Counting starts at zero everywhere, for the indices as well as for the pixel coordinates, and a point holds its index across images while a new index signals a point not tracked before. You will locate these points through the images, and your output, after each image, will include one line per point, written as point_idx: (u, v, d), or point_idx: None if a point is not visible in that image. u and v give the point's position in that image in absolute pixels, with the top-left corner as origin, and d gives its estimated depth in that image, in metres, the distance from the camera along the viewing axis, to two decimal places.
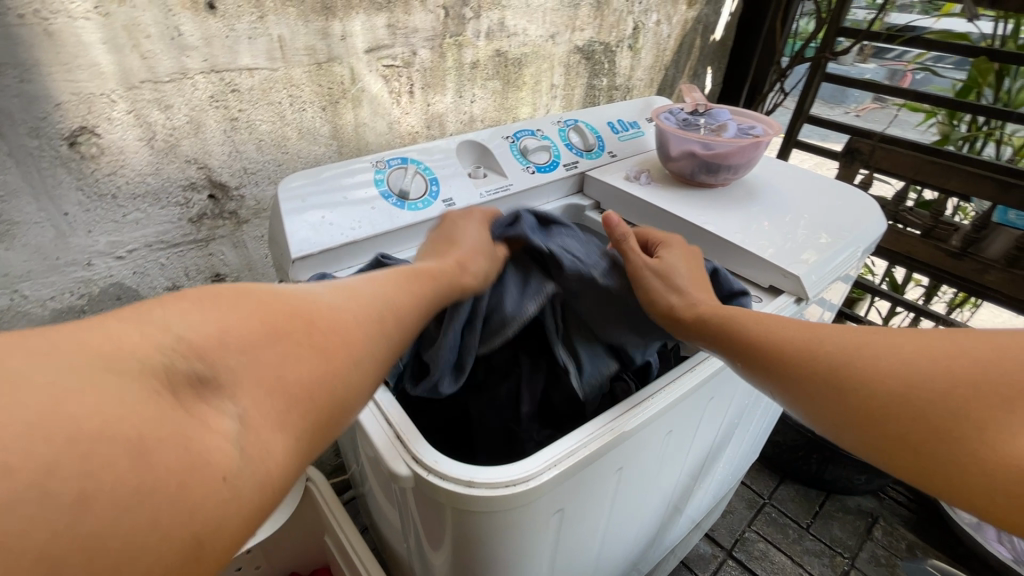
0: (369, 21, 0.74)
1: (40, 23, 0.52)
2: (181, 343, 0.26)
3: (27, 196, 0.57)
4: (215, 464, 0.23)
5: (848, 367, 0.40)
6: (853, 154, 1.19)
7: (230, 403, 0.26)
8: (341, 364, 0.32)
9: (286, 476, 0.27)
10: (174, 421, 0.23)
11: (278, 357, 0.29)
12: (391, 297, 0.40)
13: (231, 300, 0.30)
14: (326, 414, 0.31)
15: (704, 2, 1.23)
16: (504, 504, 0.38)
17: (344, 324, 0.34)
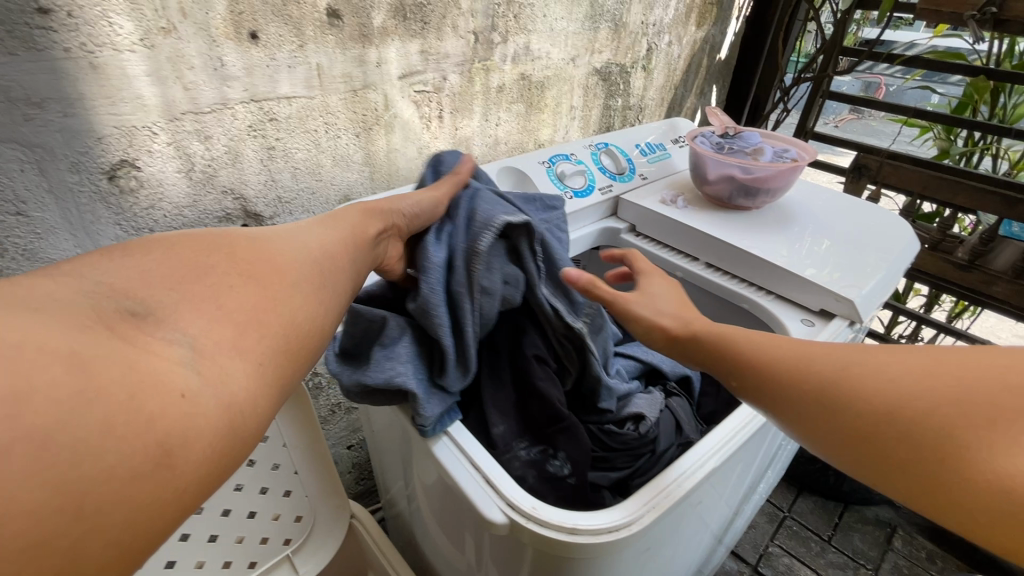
0: (403, 47, 0.73)
1: (85, 57, 0.50)
2: (99, 287, 0.30)
3: (65, 232, 0.56)
4: (170, 383, 0.27)
5: (833, 385, 0.39)
6: (860, 170, 1.22)
7: (175, 333, 0.29)
8: (279, 291, 0.35)
9: (250, 401, 0.30)
10: (116, 347, 0.27)
11: (206, 289, 0.32)
12: (327, 241, 0.43)
13: (167, 246, 0.34)
14: (286, 338, 0.34)
15: (711, 23, 1.25)
16: (606, 549, 0.40)
17: (269, 250, 0.38)
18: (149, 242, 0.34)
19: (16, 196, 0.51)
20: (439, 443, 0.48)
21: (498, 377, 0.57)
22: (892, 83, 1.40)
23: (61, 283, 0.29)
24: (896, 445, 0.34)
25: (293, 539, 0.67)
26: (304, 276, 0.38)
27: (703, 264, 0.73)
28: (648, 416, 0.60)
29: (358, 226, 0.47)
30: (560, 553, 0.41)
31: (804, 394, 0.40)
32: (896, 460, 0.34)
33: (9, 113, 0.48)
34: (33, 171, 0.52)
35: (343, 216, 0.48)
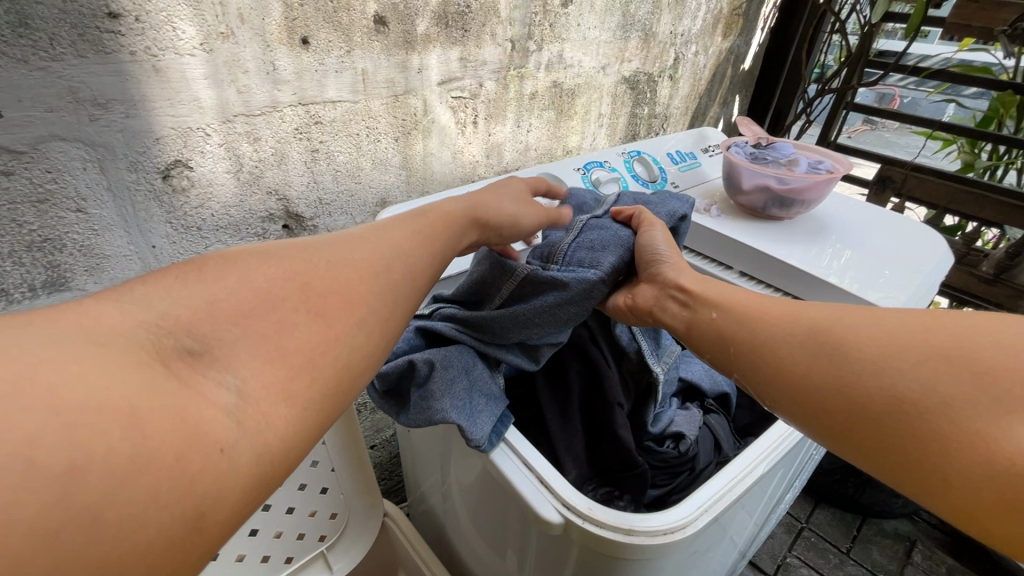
0: (444, 54, 0.75)
1: (150, 60, 0.52)
2: (164, 320, 0.28)
3: (119, 230, 0.57)
4: (213, 437, 0.25)
5: (856, 379, 0.39)
6: (886, 183, 1.23)
7: (226, 374, 0.27)
8: (344, 327, 0.32)
9: (286, 451, 0.28)
10: (167, 392, 0.25)
11: (269, 328, 0.30)
12: (409, 263, 0.40)
13: (245, 264, 0.32)
14: (338, 385, 0.31)
15: (737, 34, 1.26)
16: (658, 551, 0.41)
17: (348, 283, 0.34)
18: (212, 256, 0.32)
19: (77, 193, 0.53)
20: (498, 452, 0.48)
21: (570, 422, 0.60)
22: (907, 95, 1.38)
23: (125, 311, 0.27)
24: (895, 429, 0.36)
25: (328, 536, 0.68)
26: (376, 312, 0.35)
27: (737, 273, 0.74)
28: (688, 435, 0.62)
29: (452, 233, 0.47)
30: (619, 555, 0.41)
31: (800, 378, 0.41)
32: (900, 443, 0.35)
33: (76, 113, 0.50)
34: (94, 170, 0.53)
35: (438, 217, 0.47)
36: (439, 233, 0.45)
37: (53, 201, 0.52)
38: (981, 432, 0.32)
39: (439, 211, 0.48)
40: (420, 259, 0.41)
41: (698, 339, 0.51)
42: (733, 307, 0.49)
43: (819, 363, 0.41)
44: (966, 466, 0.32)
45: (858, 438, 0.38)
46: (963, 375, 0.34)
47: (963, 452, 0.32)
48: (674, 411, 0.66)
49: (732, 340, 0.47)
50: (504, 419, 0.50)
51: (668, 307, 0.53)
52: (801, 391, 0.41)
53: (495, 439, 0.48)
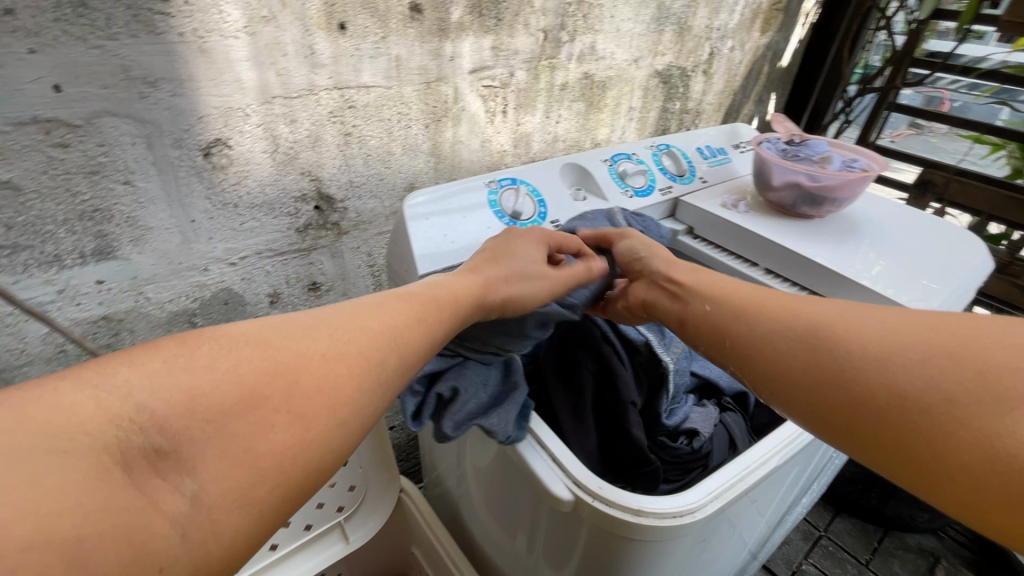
0: (476, 43, 0.76)
1: (196, 42, 0.54)
2: (138, 416, 0.27)
3: (162, 204, 0.60)
4: (157, 554, 0.25)
5: (855, 369, 0.38)
6: (926, 185, 1.20)
7: (187, 480, 0.27)
8: (322, 433, 0.32)
9: (231, 551, 0.28)
10: (124, 506, 0.25)
11: (246, 430, 0.29)
12: (405, 357, 0.38)
13: (234, 355, 0.31)
14: (296, 488, 0.31)
15: (776, 30, 1.24)
16: (668, 533, 0.41)
17: (334, 381, 0.33)
18: (202, 337, 0.32)
19: (125, 167, 0.56)
20: (525, 443, 0.47)
21: (581, 418, 0.59)
22: (957, 99, 1.32)
23: (96, 398, 0.27)
24: (898, 424, 0.35)
25: (345, 508, 0.70)
26: (357, 410, 0.34)
27: (762, 270, 0.73)
28: (702, 432, 0.62)
29: (450, 325, 0.44)
30: (630, 536, 0.42)
31: (796, 373, 0.42)
32: (905, 446, 0.35)
33: (128, 90, 0.53)
34: (142, 145, 0.56)
35: (445, 297, 0.44)
36: (444, 319, 0.43)
37: (104, 172, 0.55)
38: (983, 429, 0.32)
39: (446, 290, 0.45)
40: (418, 347, 0.40)
41: (689, 332, 0.51)
42: (734, 300, 0.49)
43: (814, 361, 0.41)
44: (965, 459, 0.32)
45: (863, 437, 0.37)
46: (968, 374, 0.34)
47: (967, 445, 0.32)
48: (690, 407, 0.66)
49: (732, 336, 0.47)
50: (525, 407, 0.50)
51: (658, 301, 0.55)
52: (805, 387, 0.41)
53: (521, 429, 0.48)
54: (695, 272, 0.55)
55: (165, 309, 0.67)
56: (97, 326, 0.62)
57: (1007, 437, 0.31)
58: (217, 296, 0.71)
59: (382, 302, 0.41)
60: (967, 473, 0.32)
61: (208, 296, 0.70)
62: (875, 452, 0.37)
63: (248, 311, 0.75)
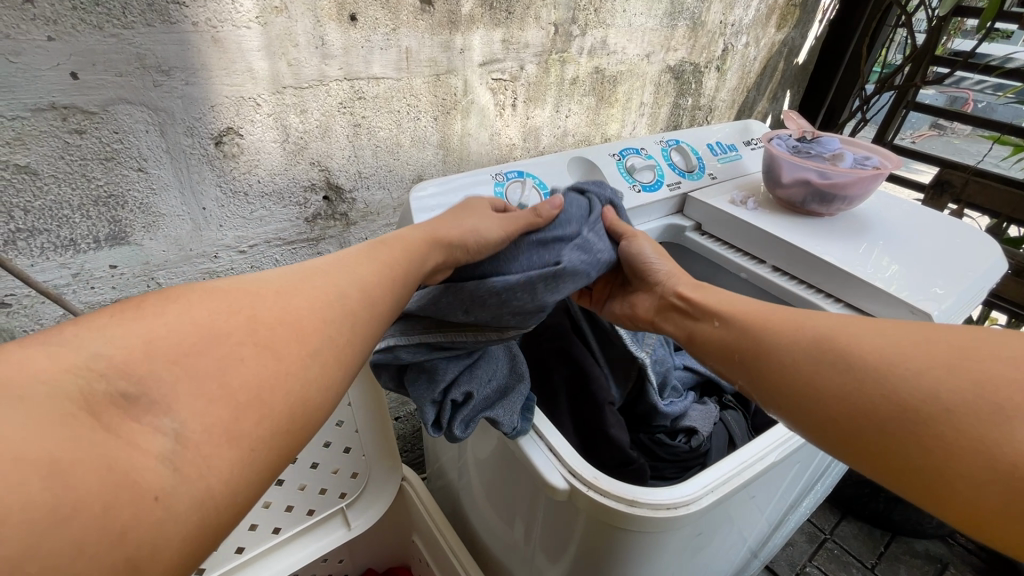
0: (487, 36, 0.76)
1: (209, 31, 0.55)
2: (95, 362, 0.26)
3: (174, 191, 0.61)
4: (145, 485, 0.24)
5: (860, 380, 0.38)
6: (943, 185, 1.20)
7: (165, 418, 0.26)
8: (294, 361, 0.31)
9: (233, 490, 0.26)
10: (92, 443, 0.24)
11: (213, 362, 0.28)
12: (370, 293, 0.38)
13: (187, 302, 0.30)
14: (288, 420, 0.29)
15: (793, 26, 1.22)
16: (663, 525, 0.41)
17: (297, 313, 0.33)
18: (154, 295, 0.31)
19: (139, 154, 0.57)
20: (526, 437, 0.47)
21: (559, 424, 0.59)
22: (981, 99, 1.28)
23: (58, 356, 0.26)
24: (900, 435, 0.35)
25: (348, 493, 0.71)
26: (330, 339, 0.33)
27: (770, 267, 0.72)
28: (700, 431, 0.62)
29: (412, 263, 0.43)
30: (626, 528, 0.42)
31: (803, 384, 0.41)
32: (910, 457, 0.34)
33: (142, 78, 0.54)
34: (155, 133, 0.57)
35: (394, 243, 0.43)
36: (400, 260, 0.42)
37: (118, 159, 0.56)
38: (982, 437, 0.32)
39: (396, 236, 0.45)
40: (382, 284, 0.39)
41: (698, 346, 0.51)
42: (737, 313, 0.49)
43: (820, 372, 0.40)
44: (967, 471, 0.32)
45: (869, 450, 0.37)
46: (966, 385, 0.33)
47: (971, 457, 0.32)
48: (690, 404, 0.66)
49: (742, 348, 0.47)
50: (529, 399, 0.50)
51: (669, 316, 0.55)
52: (809, 401, 0.40)
53: (526, 421, 0.48)
54: (700, 285, 0.54)
55: None
56: (108, 310, 0.64)
57: (1007, 447, 0.31)
58: None
59: (337, 253, 0.40)
60: (972, 486, 0.32)
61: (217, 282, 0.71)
62: (880, 466, 0.36)
63: None
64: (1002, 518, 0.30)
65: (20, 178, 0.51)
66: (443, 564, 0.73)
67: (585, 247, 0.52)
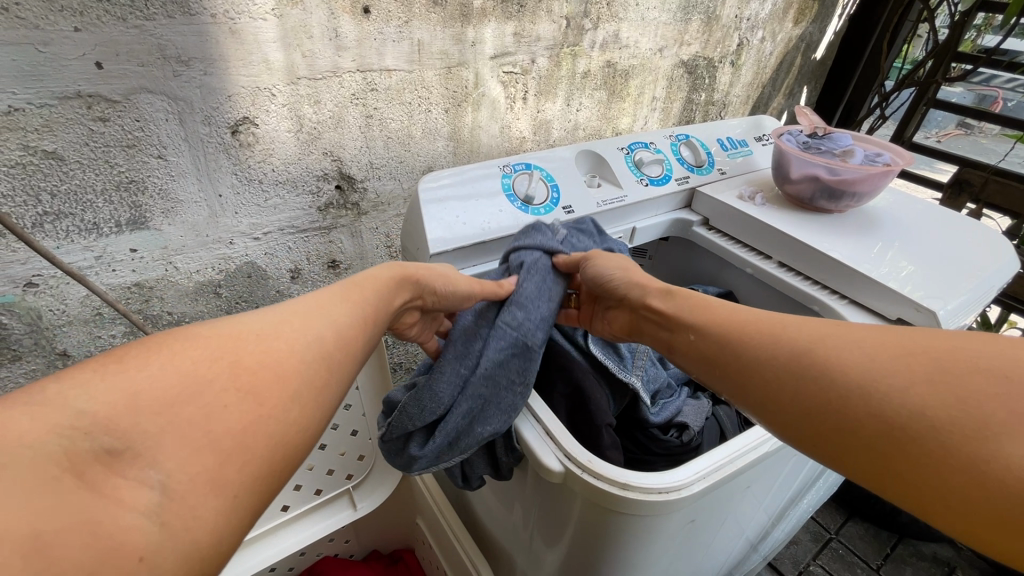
0: (499, 28, 0.77)
1: (226, 23, 0.57)
2: (80, 421, 0.27)
3: (192, 178, 0.63)
4: (129, 545, 0.24)
5: (842, 395, 0.36)
6: (961, 184, 1.24)
7: (150, 469, 0.26)
8: (276, 405, 0.31)
9: (216, 539, 0.27)
10: (76, 507, 0.24)
11: (196, 413, 0.29)
12: (345, 333, 0.39)
13: (168, 354, 0.31)
14: (269, 464, 0.30)
15: (810, 21, 1.20)
16: (654, 508, 0.42)
17: (275, 359, 0.33)
18: (133, 346, 0.31)
19: (159, 141, 0.59)
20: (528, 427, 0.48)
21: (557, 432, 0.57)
22: (1012, 97, 1.23)
23: (40, 414, 0.26)
24: (885, 456, 0.34)
25: (354, 476, 0.73)
26: (308, 383, 0.34)
27: (775, 263, 0.72)
28: (692, 426, 0.62)
29: (383, 298, 0.45)
30: (620, 510, 0.43)
31: (788, 394, 0.39)
32: (889, 469, 0.34)
33: (163, 68, 0.56)
34: (175, 121, 0.59)
35: (367, 283, 0.45)
36: (373, 303, 0.44)
37: (140, 146, 0.58)
38: (963, 454, 0.31)
39: (365, 277, 0.46)
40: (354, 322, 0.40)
41: (680, 356, 0.50)
42: (719, 321, 0.47)
43: (809, 385, 0.38)
44: (954, 485, 0.31)
45: (859, 465, 0.36)
46: (947, 400, 0.32)
47: (954, 472, 0.31)
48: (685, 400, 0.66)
49: (724, 367, 0.45)
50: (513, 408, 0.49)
51: (642, 330, 0.55)
52: (797, 423, 0.39)
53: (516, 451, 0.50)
54: (676, 294, 0.52)
55: (193, 279, 0.71)
56: (130, 292, 0.66)
57: (990, 460, 0.30)
58: (240, 269, 0.74)
59: (317, 292, 0.41)
60: (958, 501, 0.31)
61: (232, 268, 0.73)
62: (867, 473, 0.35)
63: (270, 286, 0.78)
64: (989, 525, 0.30)
65: (47, 163, 0.54)
66: (444, 546, 0.76)
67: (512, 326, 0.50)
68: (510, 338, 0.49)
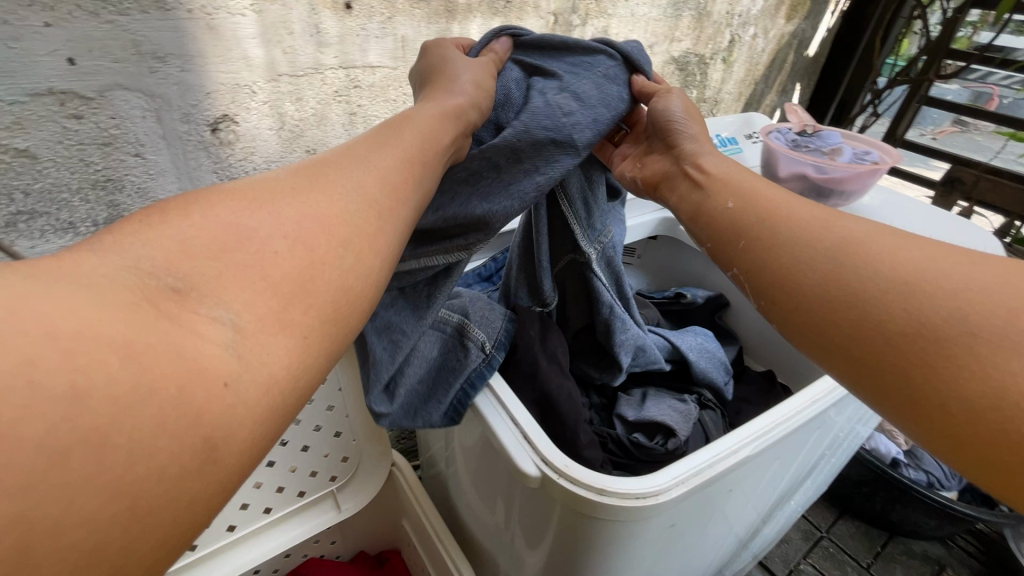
0: (485, 24, 0.76)
1: (204, 18, 0.56)
2: (141, 263, 0.25)
3: (171, 176, 0.62)
4: (214, 369, 0.23)
5: (885, 290, 0.34)
6: (954, 183, 1.32)
7: (220, 309, 0.25)
8: (329, 251, 0.29)
9: (293, 380, 0.26)
10: (162, 331, 0.23)
11: (250, 256, 0.27)
12: (386, 180, 0.35)
13: (208, 203, 0.28)
14: (334, 317, 0.28)
15: (803, 17, 1.19)
16: (632, 514, 0.42)
17: (319, 202, 0.31)
18: (173, 199, 0.28)
19: (136, 139, 0.58)
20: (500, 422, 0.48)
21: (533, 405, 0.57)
22: (1007, 94, 1.23)
23: (100, 258, 0.25)
24: (910, 362, 0.32)
25: (339, 477, 0.73)
26: (358, 232, 0.31)
27: None
28: (679, 432, 0.61)
29: (434, 142, 0.41)
30: (597, 516, 0.43)
31: (812, 289, 0.37)
32: (905, 375, 0.32)
33: (138, 65, 0.54)
34: (152, 119, 0.58)
35: (403, 124, 0.41)
36: (415, 143, 0.39)
37: (115, 144, 0.57)
38: (993, 366, 0.28)
39: (398, 120, 0.41)
40: (398, 169, 0.36)
41: (700, 222, 0.47)
42: (755, 202, 0.44)
43: (844, 277, 0.36)
44: (968, 395, 0.29)
45: (876, 372, 0.33)
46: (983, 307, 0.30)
47: (976, 385, 0.29)
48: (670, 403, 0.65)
49: (750, 240, 0.43)
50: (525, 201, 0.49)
51: (679, 187, 0.51)
52: (816, 317, 0.37)
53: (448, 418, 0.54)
54: (726, 164, 0.50)
55: None
56: None
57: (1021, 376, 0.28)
58: None
59: (351, 142, 0.37)
60: (970, 414, 0.29)
61: None
62: (876, 377, 0.33)
63: None
64: (1003, 448, 0.28)
65: (20, 161, 0.53)
66: (429, 549, 0.75)
67: (550, 110, 0.48)
68: (556, 122, 0.48)
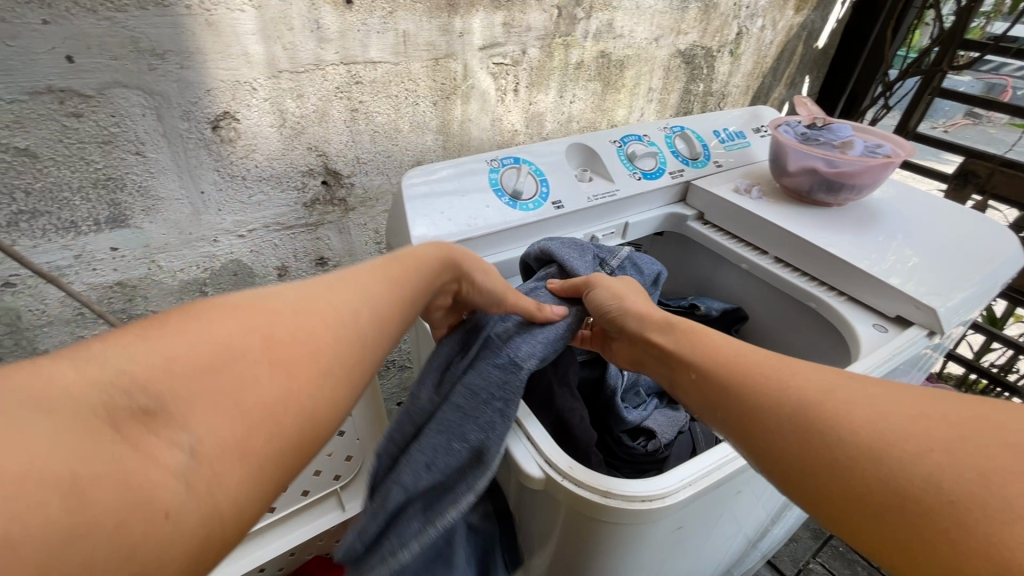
0: (487, 18, 0.75)
1: (202, 14, 0.55)
2: (120, 376, 0.23)
3: (173, 174, 0.62)
4: (158, 502, 0.21)
5: (858, 458, 0.28)
6: (966, 176, 1.23)
7: (184, 433, 0.23)
8: (308, 378, 0.28)
9: (234, 521, 0.24)
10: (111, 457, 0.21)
11: (231, 379, 0.26)
12: (383, 315, 0.35)
13: (206, 320, 0.27)
14: (294, 448, 0.27)
15: (812, 8, 1.17)
16: (639, 516, 0.41)
17: (313, 333, 0.30)
18: (171, 311, 0.28)
19: (136, 137, 0.57)
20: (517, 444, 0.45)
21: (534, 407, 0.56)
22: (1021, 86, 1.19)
23: (80, 367, 0.23)
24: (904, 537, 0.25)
25: (341, 476, 0.73)
26: (341, 359, 0.30)
27: (771, 259, 0.70)
28: (660, 435, 0.60)
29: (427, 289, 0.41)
30: (602, 519, 0.42)
31: (794, 460, 0.31)
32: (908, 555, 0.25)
33: (137, 62, 0.54)
34: (152, 116, 0.57)
35: (409, 259, 0.41)
36: (416, 283, 0.40)
37: (116, 143, 0.57)
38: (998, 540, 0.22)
39: (408, 253, 0.42)
40: (397, 296, 0.37)
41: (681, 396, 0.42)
42: (719, 369, 0.38)
43: (815, 445, 0.30)
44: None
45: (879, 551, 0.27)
46: (968, 473, 0.25)
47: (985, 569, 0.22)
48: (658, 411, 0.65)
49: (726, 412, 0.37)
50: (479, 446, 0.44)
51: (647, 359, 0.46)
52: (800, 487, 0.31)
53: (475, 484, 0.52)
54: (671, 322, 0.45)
55: (178, 278, 0.70)
56: (112, 292, 0.65)
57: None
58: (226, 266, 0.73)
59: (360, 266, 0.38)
60: None
61: (218, 266, 0.72)
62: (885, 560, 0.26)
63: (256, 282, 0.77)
64: None
65: (21, 160, 0.52)
66: None
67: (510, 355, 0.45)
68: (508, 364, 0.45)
